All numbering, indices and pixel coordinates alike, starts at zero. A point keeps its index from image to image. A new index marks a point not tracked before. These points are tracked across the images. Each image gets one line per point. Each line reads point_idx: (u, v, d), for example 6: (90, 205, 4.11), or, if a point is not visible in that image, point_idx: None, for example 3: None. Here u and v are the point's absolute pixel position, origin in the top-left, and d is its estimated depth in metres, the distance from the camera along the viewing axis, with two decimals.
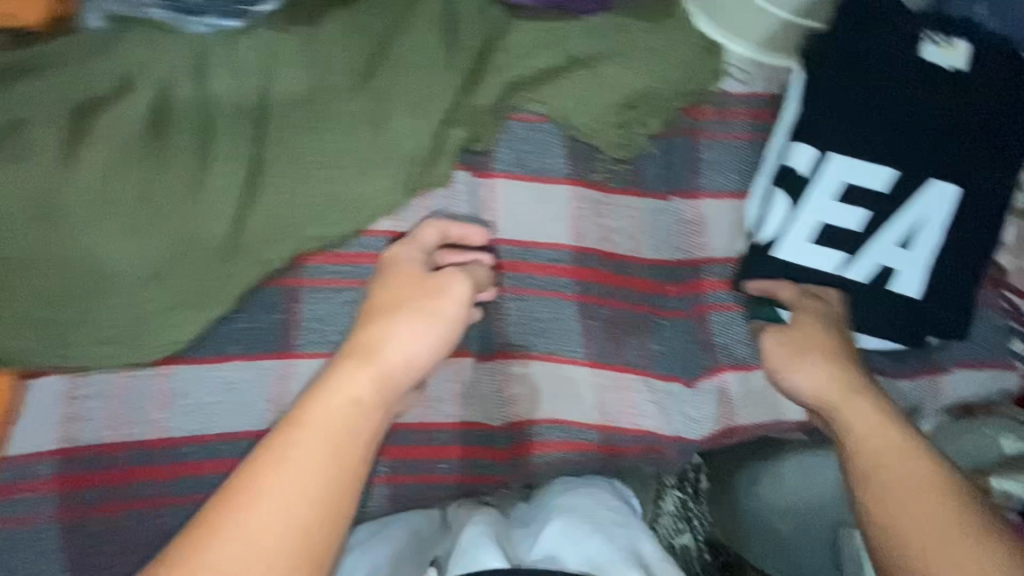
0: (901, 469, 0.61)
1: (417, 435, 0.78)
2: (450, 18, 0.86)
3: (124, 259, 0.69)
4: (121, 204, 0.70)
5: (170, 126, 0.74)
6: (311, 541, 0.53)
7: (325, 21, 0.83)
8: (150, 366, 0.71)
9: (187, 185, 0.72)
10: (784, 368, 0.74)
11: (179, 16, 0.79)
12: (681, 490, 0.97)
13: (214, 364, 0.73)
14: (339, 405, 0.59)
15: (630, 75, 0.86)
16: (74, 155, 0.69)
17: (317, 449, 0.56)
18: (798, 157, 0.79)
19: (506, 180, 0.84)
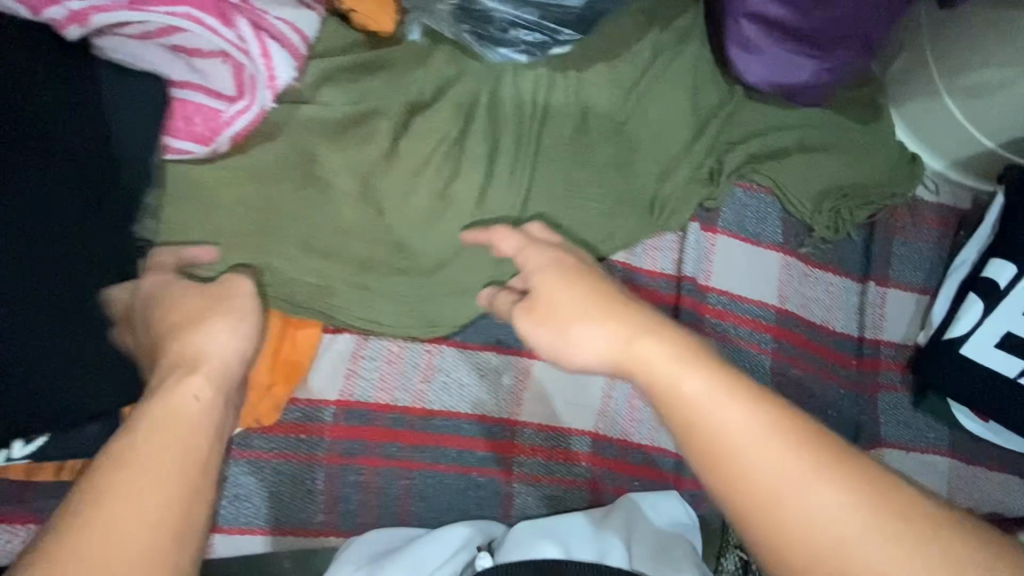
0: (832, 519, 0.44)
1: (620, 450, 0.83)
2: (697, 91, 0.98)
3: (427, 244, 0.78)
4: (426, 197, 0.79)
5: (470, 137, 0.84)
6: (141, 555, 0.40)
7: (596, 72, 0.94)
8: (422, 342, 0.78)
9: (478, 192, 0.82)
10: (562, 341, 0.57)
11: (484, 44, 0.88)
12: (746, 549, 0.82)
13: (475, 349, 0.80)
14: (174, 413, 0.47)
15: (846, 168, 0.98)
16: (398, 147, 0.78)
17: (160, 454, 0.45)
18: (999, 271, 0.88)
19: (728, 237, 0.93)
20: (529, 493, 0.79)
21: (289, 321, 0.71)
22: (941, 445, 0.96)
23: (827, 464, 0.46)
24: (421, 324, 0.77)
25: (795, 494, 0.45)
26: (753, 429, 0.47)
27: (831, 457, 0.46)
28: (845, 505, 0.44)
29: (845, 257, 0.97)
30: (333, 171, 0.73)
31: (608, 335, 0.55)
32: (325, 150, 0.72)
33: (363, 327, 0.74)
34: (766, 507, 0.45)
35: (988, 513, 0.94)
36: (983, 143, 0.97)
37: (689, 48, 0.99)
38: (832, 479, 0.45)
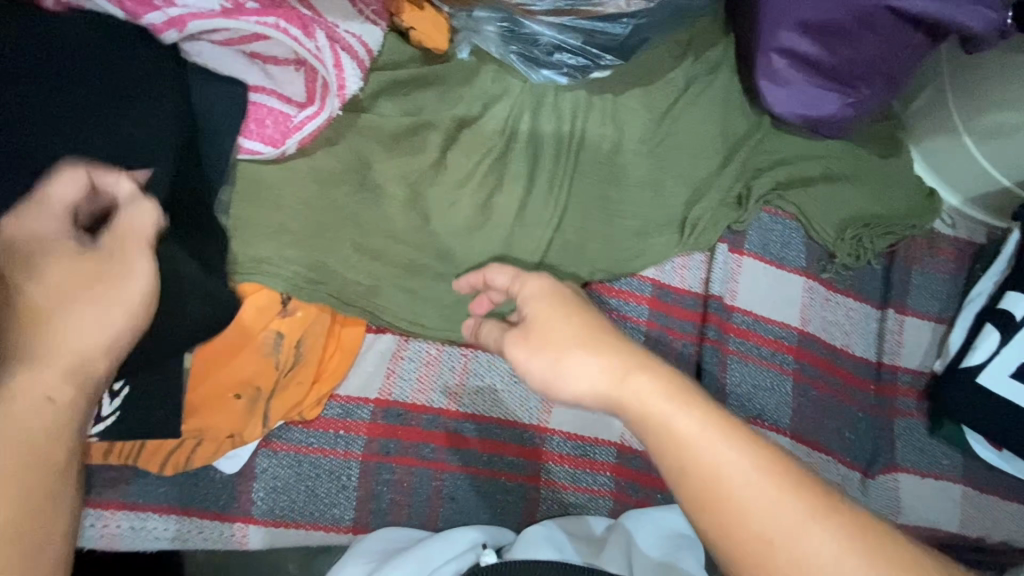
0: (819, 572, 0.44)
1: (619, 454, 0.84)
2: (725, 118, 1.03)
3: (470, 252, 0.81)
4: (472, 206, 0.83)
5: (513, 151, 0.88)
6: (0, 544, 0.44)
7: (631, 97, 1.00)
8: (460, 346, 0.80)
9: (518, 204, 0.86)
10: (555, 376, 0.56)
11: (530, 66, 0.93)
12: None
13: None
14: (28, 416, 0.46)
15: (867, 199, 1.02)
16: (446, 158, 0.82)
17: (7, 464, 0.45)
18: (1015, 303, 0.91)
19: (754, 259, 0.96)
20: (552, 499, 0.81)
21: (336, 317, 0.73)
22: (954, 472, 0.98)
23: (815, 512, 0.45)
24: (461, 327, 0.79)
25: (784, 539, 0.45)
26: (750, 489, 0.46)
27: (823, 503, 0.46)
28: (835, 556, 0.44)
29: (866, 284, 1.00)
30: (387, 177, 0.77)
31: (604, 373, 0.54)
32: (380, 159, 0.77)
33: (406, 329, 0.77)
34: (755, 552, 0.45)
35: (998, 543, 0.95)
36: (1000, 180, 1.00)
37: (720, 79, 1.05)
38: (825, 520, 0.45)
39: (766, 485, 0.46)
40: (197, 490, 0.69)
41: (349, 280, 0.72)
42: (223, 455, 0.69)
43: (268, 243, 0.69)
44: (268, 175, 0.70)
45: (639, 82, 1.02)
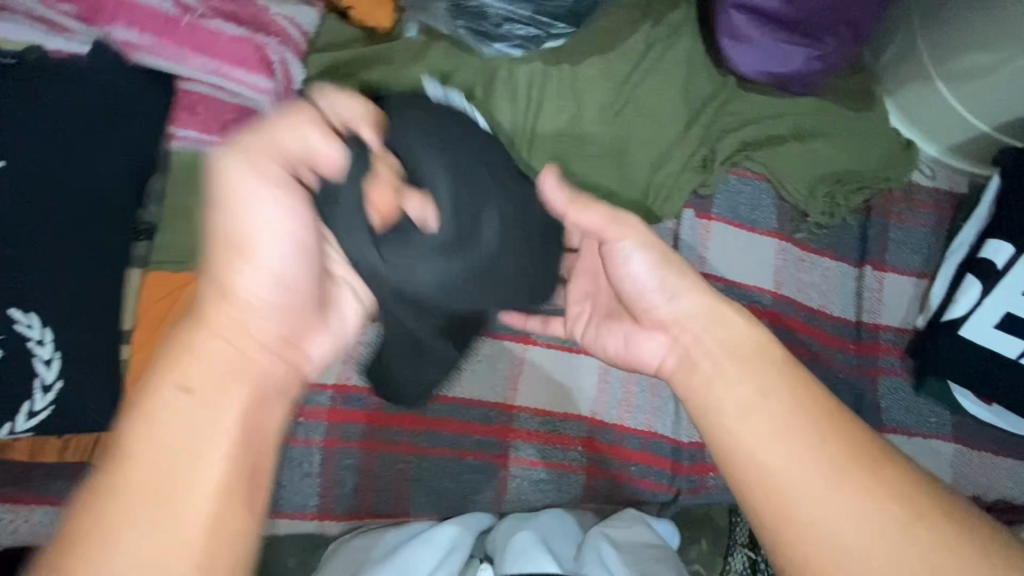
0: (850, 531, 0.45)
1: (644, 441, 0.84)
2: (688, 81, 1.00)
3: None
4: None
5: None
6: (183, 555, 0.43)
7: (589, 66, 0.97)
8: None
9: None
10: (642, 301, 0.59)
11: (480, 40, 0.91)
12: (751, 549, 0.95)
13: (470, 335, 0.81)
14: (166, 424, 0.45)
15: (842, 153, 0.98)
16: None
17: (145, 487, 0.43)
18: (996, 252, 0.88)
19: (722, 224, 0.94)
20: (523, 477, 0.80)
21: None
22: (943, 430, 0.95)
23: (850, 473, 0.47)
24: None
25: (813, 504, 0.46)
26: (774, 436, 0.49)
27: (864, 458, 0.47)
28: (856, 516, 0.46)
29: (842, 241, 0.96)
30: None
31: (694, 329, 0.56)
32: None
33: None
34: (783, 506, 0.47)
35: (991, 501, 0.93)
36: (976, 126, 0.97)
37: (681, 41, 1.01)
38: (851, 485, 0.46)
39: (801, 441, 0.48)
40: None
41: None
42: None
43: None
44: None
45: (598, 50, 0.99)
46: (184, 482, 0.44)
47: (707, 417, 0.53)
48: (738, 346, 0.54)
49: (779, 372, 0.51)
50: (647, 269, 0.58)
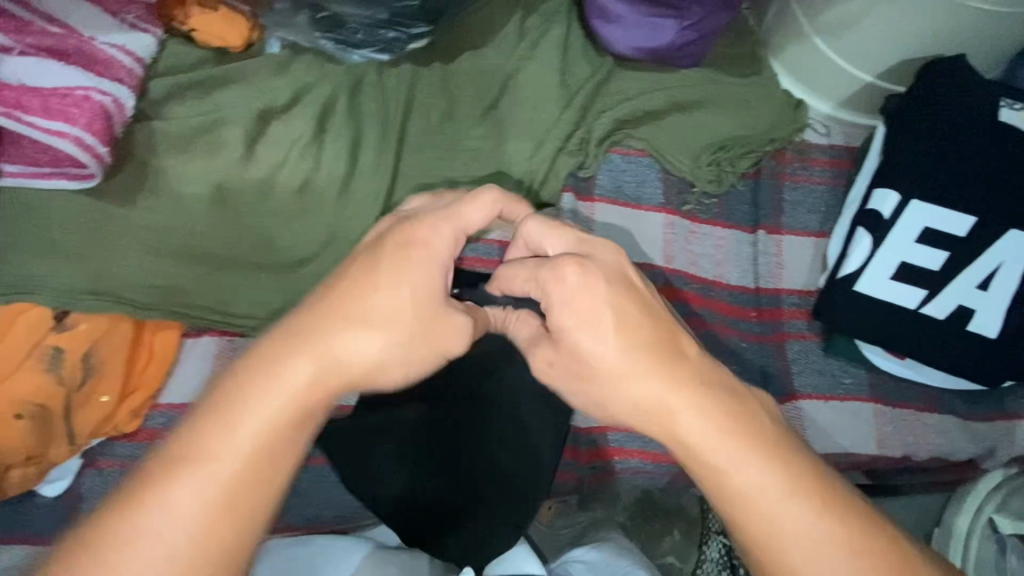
0: (800, 559, 0.49)
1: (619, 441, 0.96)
2: (565, 64, 0.99)
3: (286, 245, 0.80)
4: (285, 197, 0.81)
5: (329, 135, 0.86)
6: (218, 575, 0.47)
7: (460, 61, 0.97)
8: None
9: (338, 187, 0.84)
10: (584, 342, 0.52)
11: (343, 48, 0.91)
12: (725, 537, 0.90)
13: None
14: (756, 513, 0.50)
15: (726, 120, 0.97)
16: (251, 153, 0.81)
17: (211, 494, 0.46)
18: (882, 201, 0.85)
19: (606, 204, 0.93)
20: None
21: (141, 326, 0.75)
22: (860, 391, 0.92)
23: (875, 527, 0.50)
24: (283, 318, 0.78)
25: (803, 542, 0.49)
26: (744, 475, 0.50)
27: (865, 514, 0.51)
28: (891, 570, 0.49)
29: (732, 209, 0.95)
30: (182, 182, 0.77)
31: (653, 379, 0.52)
32: (171, 165, 0.77)
33: (228, 326, 0.77)
34: (767, 535, 0.50)
35: (916, 459, 0.90)
36: (859, 77, 0.95)
37: (555, 27, 1.00)
38: (840, 530, 0.50)
39: (770, 473, 0.50)
40: (30, 515, 0.71)
41: (140, 285, 0.73)
42: (44, 480, 0.71)
43: (54, 264, 0.71)
44: (46, 197, 0.72)
45: (471, 44, 0.98)
46: (255, 490, 0.48)
47: (712, 463, 0.51)
48: (717, 401, 0.52)
49: (776, 433, 0.52)
50: (589, 291, 0.52)
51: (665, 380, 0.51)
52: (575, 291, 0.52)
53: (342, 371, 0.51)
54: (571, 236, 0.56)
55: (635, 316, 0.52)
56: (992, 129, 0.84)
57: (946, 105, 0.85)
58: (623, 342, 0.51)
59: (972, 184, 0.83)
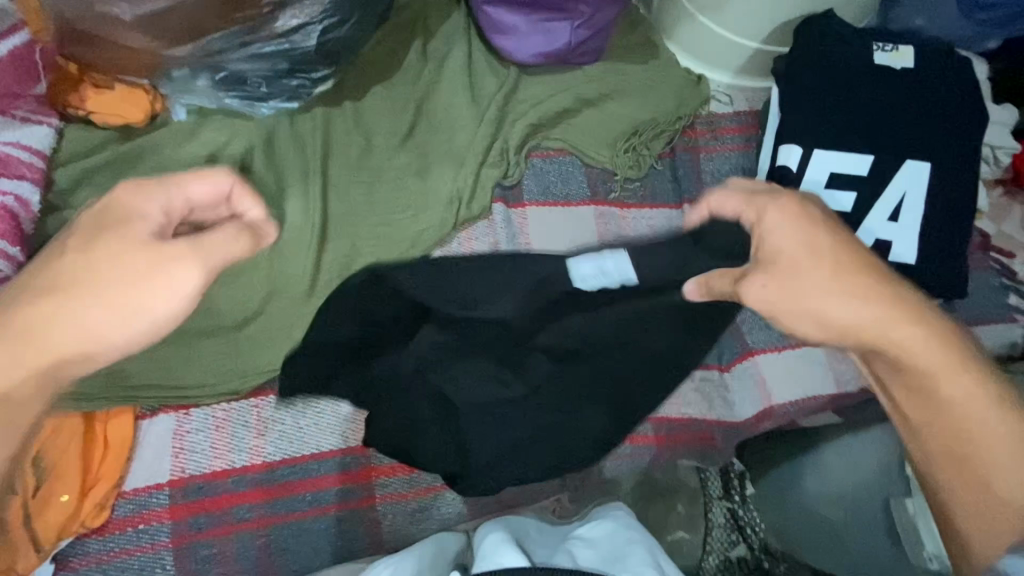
0: (981, 437, 0.59)
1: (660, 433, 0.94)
2: (473, 80, 1.02)
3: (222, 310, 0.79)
4: None
5: (252, 192, 0.87)
6: None
7: (370, 95, 0.98)
8: (247, 397, 0.79)
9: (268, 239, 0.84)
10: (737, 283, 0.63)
11: (251, 103, 0.92)
12: (728, 500, 1.05)
13: (304, 390, 0.80)
14: (958, 393, 0.59)
15: (633, 106, 1.01)
16: None
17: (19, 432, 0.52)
18: (789, 156, 0.90)
19: (537, 207, 0.96)
20: (394, 512, 0.80)
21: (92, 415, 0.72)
22: None
23: (993, 404, 0.59)
24: (232, 379, 0.78)
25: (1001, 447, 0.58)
26: (973, 390, 0.59)
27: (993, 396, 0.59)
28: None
29: (656, 188, 0.99)
30: None
31: (774, 292, 0.61)
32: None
33: (176, 399, 0.76)
34: (993, 444, 0.59)
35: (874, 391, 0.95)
36: (747, 44, 1.01)
37: (456, 48, 1.03)
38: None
39: (966, 381, 0.59)
40: None
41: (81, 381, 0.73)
42: None
43: None
44: None
45: (380, 76, 1.00)
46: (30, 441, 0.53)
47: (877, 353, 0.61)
48: (878, 312, 0.59)
49: (919, 319, 0.59)
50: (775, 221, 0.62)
51: (828, 292, 0.60)
52: (766, 220, 0.62)
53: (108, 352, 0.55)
54: (748, 193, 0.64)
55: (804, 228, 0.61)
56: (874, 73, 0.90)
57: (828, 59, 0.91)
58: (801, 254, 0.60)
59: (863, 126, 0.89)
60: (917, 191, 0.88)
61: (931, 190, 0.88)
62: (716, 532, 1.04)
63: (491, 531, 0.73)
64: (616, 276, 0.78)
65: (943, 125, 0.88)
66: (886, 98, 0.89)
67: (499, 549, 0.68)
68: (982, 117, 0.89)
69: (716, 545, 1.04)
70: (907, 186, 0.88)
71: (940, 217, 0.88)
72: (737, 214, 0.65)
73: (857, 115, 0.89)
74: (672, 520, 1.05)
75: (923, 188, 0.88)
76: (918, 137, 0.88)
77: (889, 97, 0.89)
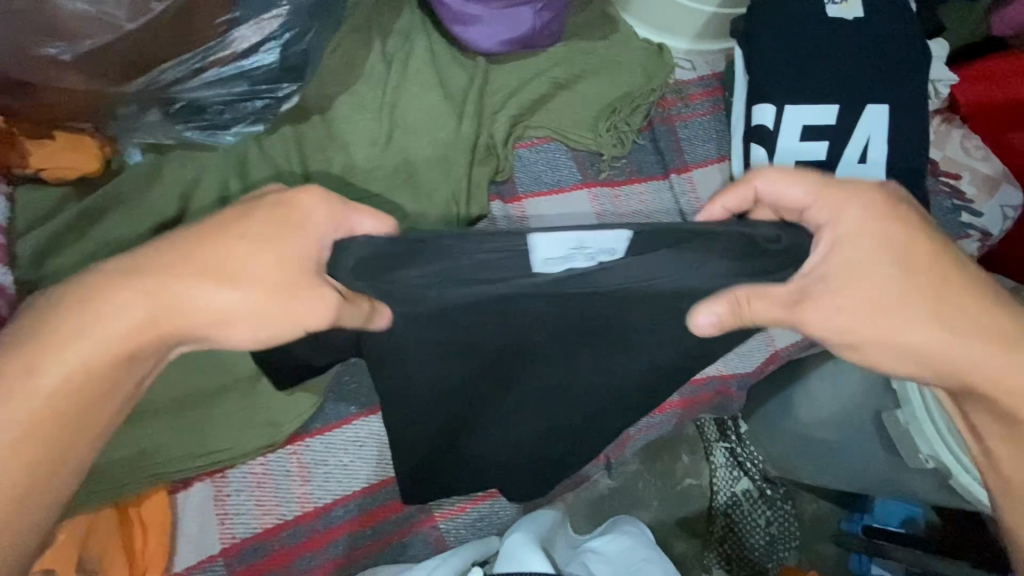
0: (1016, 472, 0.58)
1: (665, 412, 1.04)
2: (440, 76, 0.98)
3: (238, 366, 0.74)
4: None
5: None
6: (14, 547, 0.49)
7: (337, 106, 0.93)
8: (284, 445, 0.76)
9: None
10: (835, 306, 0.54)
11: (214, 133, 0.84)
12: (726, 441, 1.26)
13: (340, 427, 0.78)
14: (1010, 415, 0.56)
15: (605, 85, 1.01)
16: None
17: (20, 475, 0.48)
18: (764, 115, 0.94)
19: (532, 199, 0.96)
20: (456, 525, 0.81)
21: (123, 506, 0.70)
22: None
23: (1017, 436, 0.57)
24: (265, 431, 0.74)
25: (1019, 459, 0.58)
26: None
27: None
28: None
29: (640, 162, 1.01)
30: None
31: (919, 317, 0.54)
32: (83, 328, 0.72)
33: (210, 465, 0.72)
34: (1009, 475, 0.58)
35: None
36: (704, 9, 1.02)
37: (417, 43, 0.98)
38: None
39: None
40: None
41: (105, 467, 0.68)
42: None
43: None
44: None
45: (342, 83, 0.95)
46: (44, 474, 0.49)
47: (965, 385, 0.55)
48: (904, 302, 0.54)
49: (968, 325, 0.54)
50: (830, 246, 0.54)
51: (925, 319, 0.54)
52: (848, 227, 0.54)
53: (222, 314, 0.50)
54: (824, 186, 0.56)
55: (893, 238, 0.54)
56: (827, 26, 0.95)
57: (785, 16, 0.95)
58: (870, 271, 0.53)
59: (825, 77, 0.94)
60: (880, 132, 0.95)
61: (890, 131, 0.95)
62: (721, 471, 1.25)
63: (518, 532, 0.76)
64: (597, 251, 0.52)
65: (893, 68, 0.95)
66: (840, 48, 0.95)
67: (522, 551, 0.70)
68: (924, 54, 0.96)
69: (723, 483, 1.25)
70: (870, 128, 0.95)
71: (900, 153, 0.96)
72: (805, 208, 0.57)
73: (818, 68, 0.94)
74: (680, 469, 1.26)
75: (884, 128, 0.95)
76: (873, 81, 0.95)
77: (842, 48, 0.95)
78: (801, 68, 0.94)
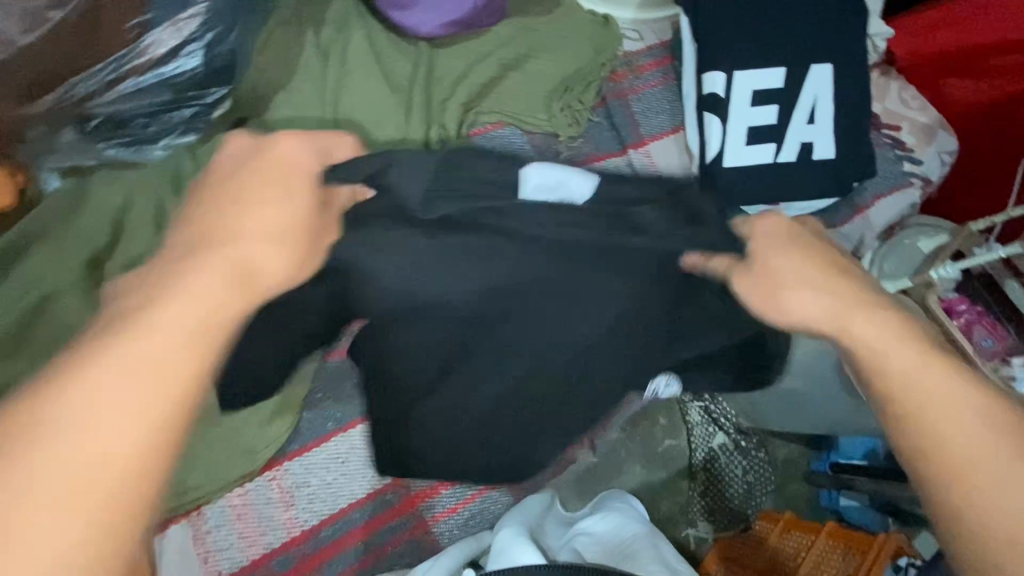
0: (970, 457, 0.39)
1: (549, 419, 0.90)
2: (382, 65, 0.93)
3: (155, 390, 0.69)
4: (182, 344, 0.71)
5: None
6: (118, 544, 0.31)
7: (273, 106, 0.86)
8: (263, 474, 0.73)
9: None
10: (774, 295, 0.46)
11: (138, 149, 0.77)
12: (699, 400, 1.29)
13: (320, 445, 0.75)
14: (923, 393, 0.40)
15: (555, 63, 0.98)
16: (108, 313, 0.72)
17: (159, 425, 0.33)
18: (715, 83, 0.93)
19: None
20: (451, 526, 0.80)
21: None
22: None
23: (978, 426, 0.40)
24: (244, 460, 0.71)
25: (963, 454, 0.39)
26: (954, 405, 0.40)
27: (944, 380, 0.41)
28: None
29: (596, 140, 1.00)
30: None
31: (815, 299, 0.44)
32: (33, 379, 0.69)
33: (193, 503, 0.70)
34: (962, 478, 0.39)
35: None
36: None
37: (353, 32, 0.92)
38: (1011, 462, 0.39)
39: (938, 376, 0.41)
40: None
41: None
42: None
43: None
44: None
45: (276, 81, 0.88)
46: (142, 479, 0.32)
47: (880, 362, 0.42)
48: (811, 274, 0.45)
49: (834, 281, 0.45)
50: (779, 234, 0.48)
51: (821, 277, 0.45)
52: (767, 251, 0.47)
53: (181, 347, 0.35)
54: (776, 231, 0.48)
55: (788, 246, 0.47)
56: None
57: None
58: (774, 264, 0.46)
59: (771, 41, 0.95)
60: (825, 93, 0.96)
61: (835, 90, 0.97)
62: (696, 430, 1.29)
63: (508, 526, 0.75)
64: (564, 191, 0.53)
65: (833, 27, 0.96)
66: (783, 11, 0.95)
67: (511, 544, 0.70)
68: (860, 9, 0.98)
69: (700, 440, 1.30)
70: (816, 89, 0.96)
71: (845, 111, 0.98)
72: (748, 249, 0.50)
73: (763, 32, 0.94)
74: (659, 433, 1.29)
75: (828, 88, 0.97)
76: (816, 42, 0.96)
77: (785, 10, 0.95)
78: (747, 34, 0.94)
